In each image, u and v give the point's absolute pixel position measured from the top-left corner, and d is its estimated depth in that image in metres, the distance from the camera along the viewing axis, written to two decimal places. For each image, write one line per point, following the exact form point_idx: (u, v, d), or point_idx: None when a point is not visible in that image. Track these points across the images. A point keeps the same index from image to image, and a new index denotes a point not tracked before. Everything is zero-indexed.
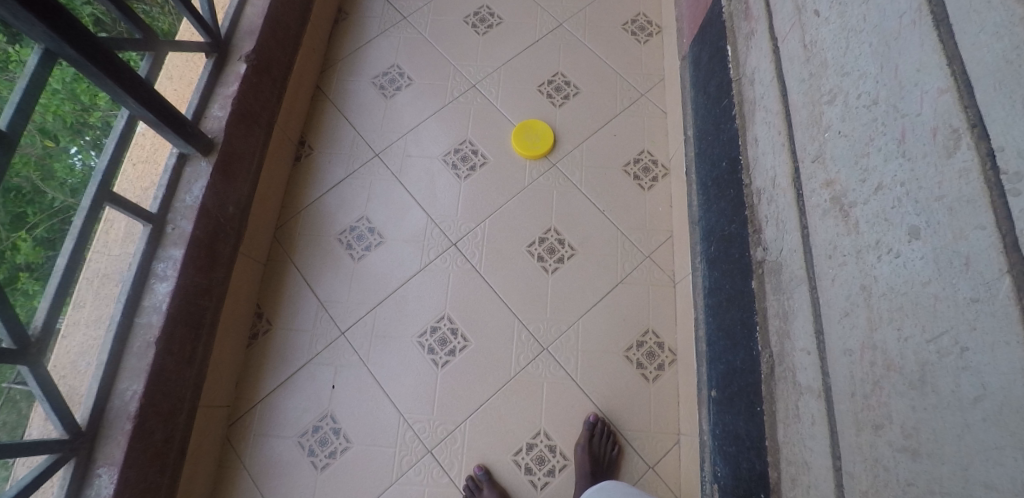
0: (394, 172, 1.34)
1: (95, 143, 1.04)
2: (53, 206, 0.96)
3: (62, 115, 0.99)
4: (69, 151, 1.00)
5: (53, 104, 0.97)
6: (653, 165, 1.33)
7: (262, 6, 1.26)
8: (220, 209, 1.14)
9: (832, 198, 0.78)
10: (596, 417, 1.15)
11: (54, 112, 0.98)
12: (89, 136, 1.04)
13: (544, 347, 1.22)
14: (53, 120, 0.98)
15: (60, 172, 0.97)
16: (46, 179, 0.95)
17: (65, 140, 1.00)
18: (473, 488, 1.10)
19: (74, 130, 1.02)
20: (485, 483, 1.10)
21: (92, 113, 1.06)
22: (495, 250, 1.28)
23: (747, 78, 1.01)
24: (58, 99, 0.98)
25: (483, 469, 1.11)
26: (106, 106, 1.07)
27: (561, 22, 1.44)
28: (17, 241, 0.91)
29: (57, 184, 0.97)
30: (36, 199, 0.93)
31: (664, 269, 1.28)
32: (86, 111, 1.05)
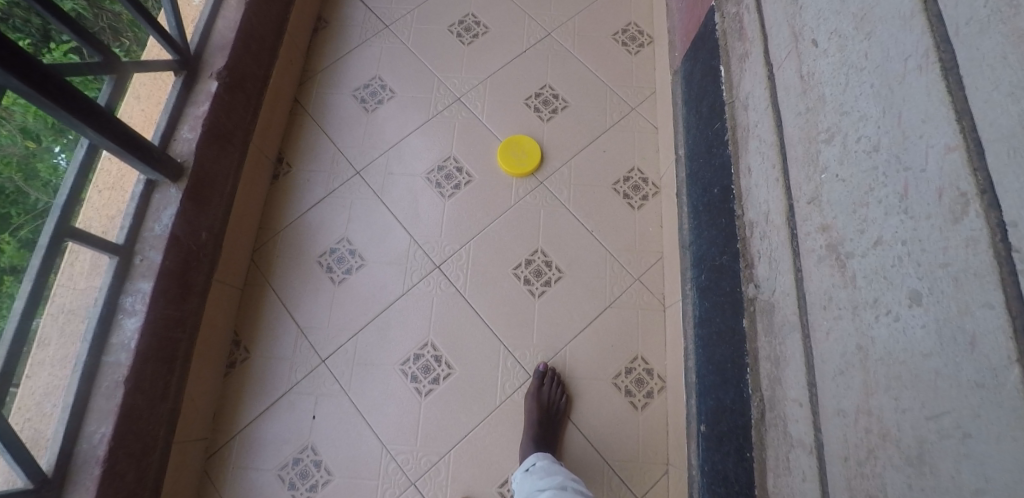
0: (376, 190, 1.29)
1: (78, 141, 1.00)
2: (37, 206, 0.95)
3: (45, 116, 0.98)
4: (53, 151, 0.99)
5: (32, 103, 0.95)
6: (643, 183, 1.29)
7: (235, 19, 1.19)
8: (192, 236, 1.09)
9: (827, 244, 0.73)
10: (546, 366, 1.17)
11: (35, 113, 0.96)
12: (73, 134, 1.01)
13: (529, 375, 1.18)
14: (35, 121, 0.96)
15: (43, 173, 0.98)
16: (29, 180, 0.96)
17: (48, 140, 0.99)
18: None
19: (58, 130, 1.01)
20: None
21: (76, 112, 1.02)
22: (481, 274, 1.23)
23: (742, 102, 0.97)
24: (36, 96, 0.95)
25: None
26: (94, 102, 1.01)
27: (550, 31, 1.38)
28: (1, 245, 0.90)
29: (41, 185, 0.97)
30: (20, 199, 0.94)
31: (654, 291, 1.23)
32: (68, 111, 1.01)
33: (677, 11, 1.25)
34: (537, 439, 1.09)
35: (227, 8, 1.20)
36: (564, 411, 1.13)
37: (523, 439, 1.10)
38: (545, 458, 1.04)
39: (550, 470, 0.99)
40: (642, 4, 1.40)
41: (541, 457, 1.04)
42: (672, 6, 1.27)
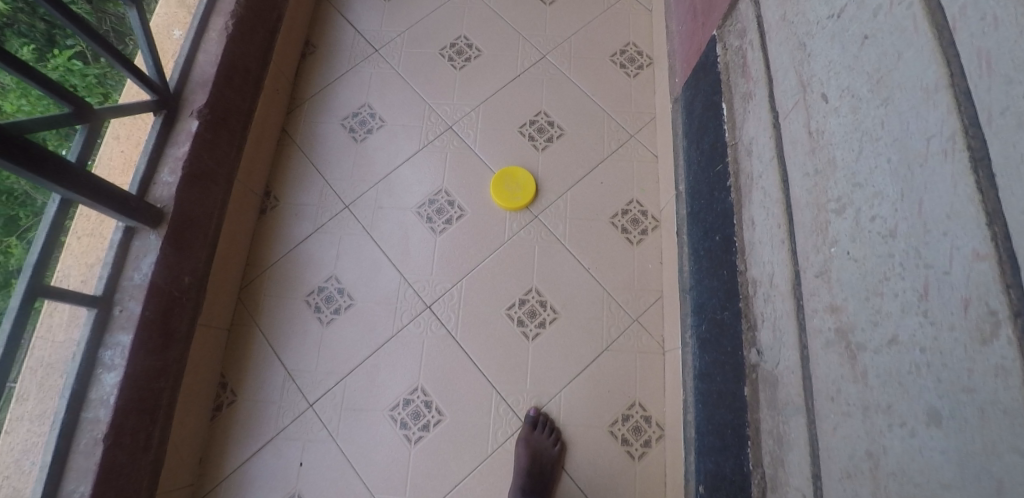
0: (365, 225, 1.23)
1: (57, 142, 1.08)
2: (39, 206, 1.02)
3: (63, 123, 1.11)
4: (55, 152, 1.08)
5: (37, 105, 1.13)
6: (643, 216, 1.21)
7: (217, 52, 1.14)
8: (175, 282, 1.04)
9: (837, 329, 0.65)
10: (537, 411, 1.10)
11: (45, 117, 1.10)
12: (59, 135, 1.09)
13: (522, 422, 1.10)
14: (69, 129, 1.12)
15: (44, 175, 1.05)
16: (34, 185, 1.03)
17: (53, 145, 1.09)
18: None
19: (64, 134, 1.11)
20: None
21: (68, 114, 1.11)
22: (471, 313, 1.16)
23: (745, 146, 0.89)
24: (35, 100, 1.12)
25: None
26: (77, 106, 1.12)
27: (545, 53, 1.31)
28: (10, 245, 0.97)
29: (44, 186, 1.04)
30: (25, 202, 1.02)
31: (653, 333, 1.14)
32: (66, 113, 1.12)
33: (677, 34, 1.18)
34: (527, 490, 1.02)
35: (207, 40, 1.15)
36: (556, 458, 1.05)
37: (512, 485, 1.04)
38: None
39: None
40: (642, 23, 1.33)
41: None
42: (672, 28, 1.20)
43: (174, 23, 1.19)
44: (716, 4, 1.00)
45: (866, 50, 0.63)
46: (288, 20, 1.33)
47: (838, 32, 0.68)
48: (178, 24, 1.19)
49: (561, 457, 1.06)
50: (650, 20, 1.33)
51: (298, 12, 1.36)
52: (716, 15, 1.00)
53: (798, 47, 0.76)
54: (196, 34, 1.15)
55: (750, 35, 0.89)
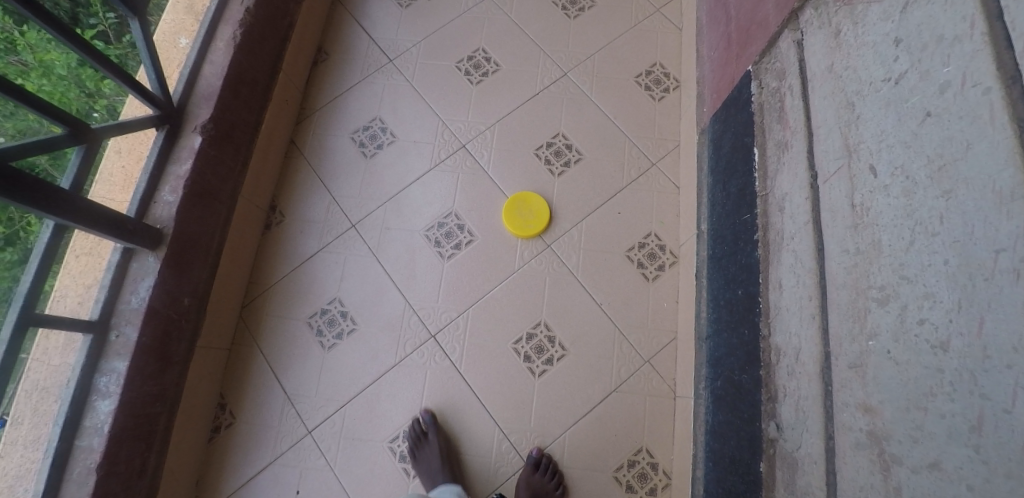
0: (371, 246, 1.19)
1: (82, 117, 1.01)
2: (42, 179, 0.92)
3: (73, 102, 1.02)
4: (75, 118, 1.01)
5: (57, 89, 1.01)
6: (660, 251, 1.15)
7: (223, 64, 1.10)
8: (173, 304, 1.01)
9: (869, 432, 0.59)
10: (540, 452, 1.04)
11: (60, 99, 1.00)
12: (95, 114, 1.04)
13: (523, 462, 1.04)
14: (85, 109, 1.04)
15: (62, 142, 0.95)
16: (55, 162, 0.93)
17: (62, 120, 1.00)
18: (417, 436, 1.05)
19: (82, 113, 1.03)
20: (430, 429, 1.05)
21: (99, 99, 1.06)
22: (475, 342, 1.11)
23: (777, 200, 0.83)
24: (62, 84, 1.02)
25: (428, 415, 1.06)
26: (111, 90, 1.07)
27: (566, 72, 1.26)
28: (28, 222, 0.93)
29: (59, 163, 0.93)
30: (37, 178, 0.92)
31: (665, 376, 1.09)
32: (92, 96, 1.05)
33: (707, 60, 1.11)
34: None
35: (214, 51, 1.10)
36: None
37: None
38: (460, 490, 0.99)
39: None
40: (671, 42, 1.26)
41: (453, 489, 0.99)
42: (703, 53, 1.14)
43: (180, 30, 1.13)
44: (753, 37, 0.93)
45: (926, 130, 0.56)
46: (300, 25, 1.28)
47: (892, 100, 0.61)
48: (184, 32, 1.13)
49: None
50: (680, 40, 1.26)
51: (312, 17, 1.31)
52: (752, 49, 0.94)
53: (845, 107, 0.69)
54: (202, 43, 1.10)
55: (789, 79, 0.82)
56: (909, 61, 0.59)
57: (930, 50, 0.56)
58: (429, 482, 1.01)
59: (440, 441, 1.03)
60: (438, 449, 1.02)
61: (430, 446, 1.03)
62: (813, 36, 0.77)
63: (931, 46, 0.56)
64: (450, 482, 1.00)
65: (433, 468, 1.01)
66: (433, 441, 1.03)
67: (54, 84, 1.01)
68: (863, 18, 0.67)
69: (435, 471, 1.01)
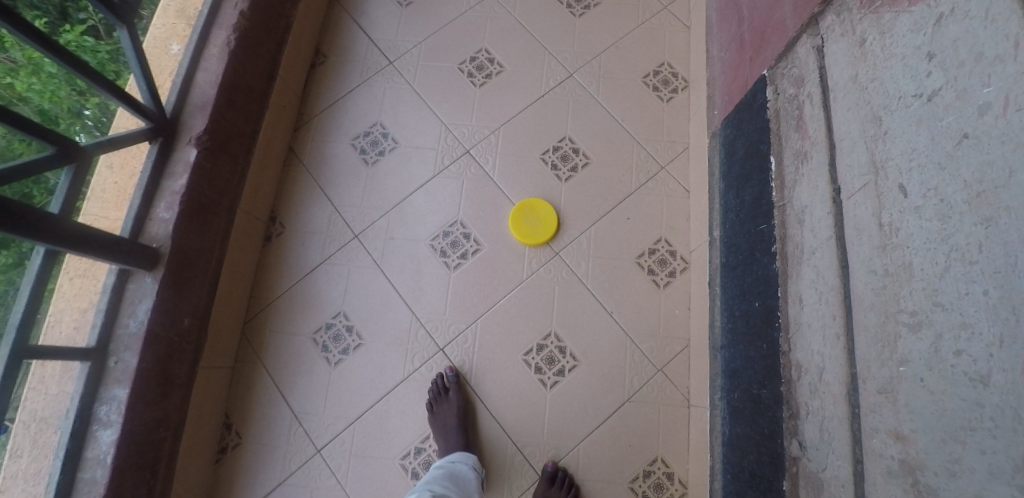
0: (376, 257, 1.16)
1: (98, 122, 1.05)
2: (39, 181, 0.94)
3: (59, 101, 1.03)
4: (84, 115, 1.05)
5: (47, 90, 1.02)
6: (671, 257, 1.13)
7: (217, 72, 1.05)
8: (173, 325, 0.98)
9: (902, 460, 0.58)
10: (555, 465, 1.02)
11: (50, 97, 1.02)
12: (90, 115, 1.05)
13: (538, 476, 1.03)
14: (52, 106, 1.02)
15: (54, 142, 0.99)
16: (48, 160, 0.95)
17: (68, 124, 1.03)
18: (438, 390, 1.06)
19: (76, 113, 1.05)
20: (452, 388, 1.06)
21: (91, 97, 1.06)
22: (486, 354, 1.10)
23: (795, 212, 0.81)
24: (52, 83, 1.02)
25: (452, 373, 1.08)
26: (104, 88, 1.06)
27: (571, 72, 1.22)
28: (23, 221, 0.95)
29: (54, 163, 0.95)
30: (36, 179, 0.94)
31: (678, 385, 1.07)
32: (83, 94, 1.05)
33: (718, 61, 1.09)
34: None
35: (207, 57, 1.06)
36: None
37: None
38: (471, 460, 0.99)
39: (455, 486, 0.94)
40: (678, 41, 1.23)
41: (464, 457, 0.99)
42: (712, 54, 1.12)
43: (172, 36, 1.08)
44: (769, 40, 0.91)
45: (962, 152, 0.54)
46: (297, 28, 1.23)
47: (925, 117, 0.59)
48: (177, 38, 1.08)
49: None
50: (688, 39, 1.23)
51: (308, 18, 1.27)
52: (767, 52, 0.91)
53: (871, 120, 0.67)
54: (194, 50, 1.05)
55: (809, 87, 0.80)
56: (944, 78, 0.57)
57: (967, 68, 0.54)
58: (442, 439, 1.02)
59: (460, 399, 1.05)
60: (456, 407, 1.03)
61: (449, 403, 1.04)
62: (835, 42, 0.75)
63: (969, 63, 0.53)
64: (461, 444, 1.01)
65: (448, 426, 1.02)
66: (452, 400, 1.04)
67: (43, 82, 1.02)
68: (891, 28, 0.65)
69: (449, 428, 1.02)
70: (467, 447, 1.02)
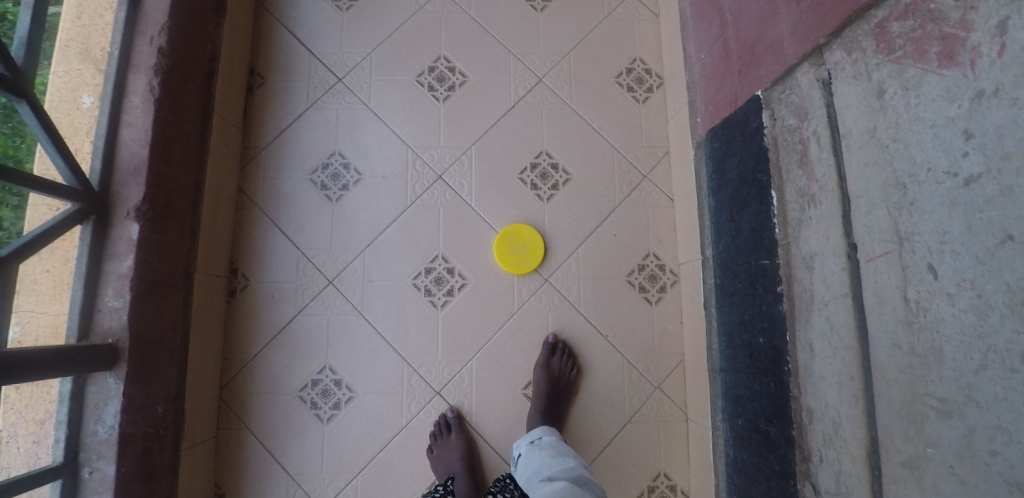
0: (355, 303, 1.09)
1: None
2: None
3: None
4: None
5: None
6: (660, 271, 1.10)
7: (144, 126, 0.91)
8: (147, 418, 0.91)
9: None
10: (556, 337, 1.07)
11: None
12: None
13: (537, 347, 1.08)
14: None
15: None
16: None
17: None
18: (440, 432, 1.04)
19: None
20: (455, 428, 1.04)
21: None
22: (487, 389, 1.07)
23: (802, 256, 0.78)
24: None
25: (455, 414, 1.05)
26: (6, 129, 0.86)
27: (540, 78, 1.13)
28: None
29: None
30: None
31: (676, 400, 1.08)
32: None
33: (697, 62, 1.00)
34: (545, 412, 1.02)
35: (130, 110, 0.92)
36: (574, 382, 1.06)
37: (531, 408, 1.04)
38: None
39: (560, 450, 0.94)
40: (645, 34, 1.14)
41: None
42: (691, 53, 1.02)
43: (81, 85, 0.92)
44: (761, 58, 0.83)
45: (1006, 253, 0.51)
46: (226, 51, 1.10)
47: (959, 201, 0.55)
48: (87, 86, 0.92)
49: (578, 382, 1.06)
50: (658, 30, 1.14)
51: (236, 37, 1.13)
52: (760, 72, 0.83)
53: (894, 185, 0.62)
54: (112, 103, 0.91)
55: (814, 123, 0.74)
56: (984, 164, 0.52)
57: (1013, 162, 0.49)
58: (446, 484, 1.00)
59: (462, 443, 1.02)
60: (459, 451, 1.00)
61: (451, 445, 1.01)
62: (846, 83, 0.68)
63: (1017, 158, 0.49)
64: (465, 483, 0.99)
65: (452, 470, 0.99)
66: (455, 442, 1.02)
67: None
68: (916, 87, 0.59)
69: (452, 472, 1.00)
70: (471, 485, 1.00)
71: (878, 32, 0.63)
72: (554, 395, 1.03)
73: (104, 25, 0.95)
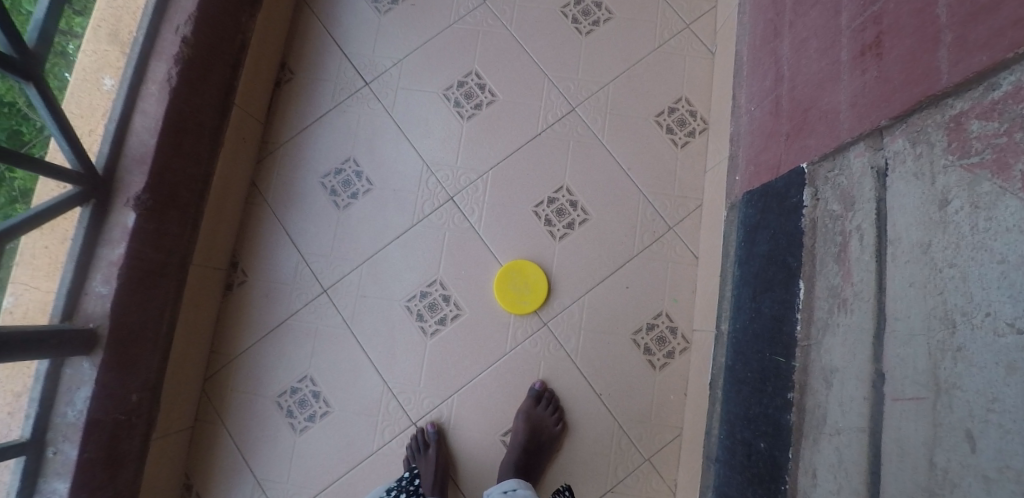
0: (346, 316, 1.06)
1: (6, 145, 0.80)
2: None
3: None
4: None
5: None
6: (670, 334, 1.01)
7: (156, 115, 0.89)
8: (119, 404, 0.89)
9: None
10: (543, 385, 1.00)
11: None
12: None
13: (523, 394, 1.01)
14: None
15: None
16: None
17: None
18: (418, 447, 0.98)
19: None
20: (433, 443, 0.98)
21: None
22: (465, 427, 1.01)
23: (822, 367, 0.66)
24: None
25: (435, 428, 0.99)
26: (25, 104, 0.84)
27: (574, 106, 1.08)
28: None
29: None
30: None
31: (665, 477, 0.98)
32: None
33: (745, 114, 0.91)
34: (518, 465, 0.95)
35: (146, 97, 0.90)
36: (556, 438, 0.97)
37: (505, 458, 0.97)
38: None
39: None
40: (701, 72, 1.08)
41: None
42: (739, 103, 0.94)
43: (104, 66, 0.91)
44: (814, 125, 0.72)
45: None
46: (257, 43, 1.08)
47: (1020, 366, 0.43)
48: (110, 68, 0.91)
49: (560, 437, 0.98)
50: (711, 69, 1.08)
51: (271, 29, 1.11)
52: (810, 141, 0.72)
53: (941, 318, 0.50)
54: (130, 87, 0.90)
55: (861, 218, 0.62)
56: None
57: None
58: None
59: (440, 459, 0.96)
60: (434, 467, 0.94)
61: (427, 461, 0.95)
62: (903, 179, 0.56)
63: None
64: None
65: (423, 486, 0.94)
66: (432, 457, 0.95)
67: None
68: (987, 207, 0.46)
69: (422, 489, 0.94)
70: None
71: (953, 126, 0.51)
72: (531, 448, 0.96)
73: (135, 9, 0.93)
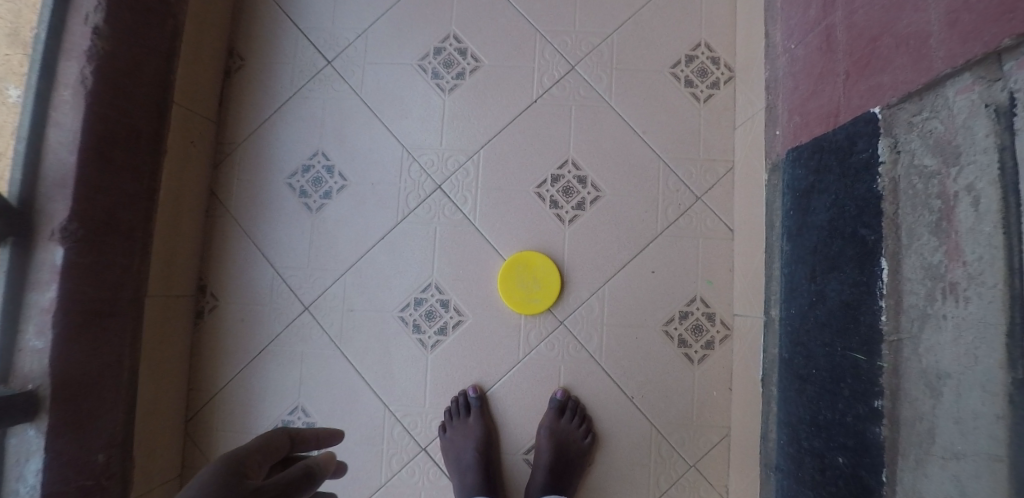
0: (334, 334, 0.92)
1: None
2: None
3: None
4: None
5: None
6: (707, 321, 0.87)
7: (72, 126, 0.74)
8: (85, 468, 0.76)
9: None
10: (566, 394, 0.86)
11: None
12: None
13: (544, 405, 0.87)
14: None
15: None
16: None
17: None
18: (458, 412, 0.87)
19: None
20: (476, 410, 0.86)
21: None
22: (499, 417, 0.88)
23: (919, 369, 0.52)
24: None
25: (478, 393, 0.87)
26: None
27: (573, 65, 0.91)
28: None
29: None
30: None
31: (715, 485, 0.85)
32: None
33: (783, 54, 0.75)
34: (547, 489, 0.83)
35: (58, 105, 0.74)
36: (586, 453, 0.85)
37: (531, 481, 0.85)
38: None
39: None
40: (720, 9, 0.90)
41: None
42: (775, 41, 0.77)
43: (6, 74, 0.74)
44: (891, 57, 0.55)
45: None
46: (195, 27, 0.91)
47: None
48: (13, 76, 0.74)
49: (591, 451, 0.86)
50: (733, 5, 0.90)
51: (210, 10, 0.94)
52: (884, 79, 0.56)
53: None
54: (39, 96, 0.74)
55: (976, 174, 0.46)
56: None
57: None
58: (456, 474, 0.85)
59: (482, 428, 0.85)
60: (473, 440, 0.84)
61: (467, 429, 0.85)
62: None
63: None
64: (477, 483, 0.83)
65: (463, 461, 0.84)
66: (473, 427, 0.85)
67: None
68: None
69: (464, 462, 0.85)
70: (486, 487, 0.84)
71: None
72: (560, 467, 0.83)
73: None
